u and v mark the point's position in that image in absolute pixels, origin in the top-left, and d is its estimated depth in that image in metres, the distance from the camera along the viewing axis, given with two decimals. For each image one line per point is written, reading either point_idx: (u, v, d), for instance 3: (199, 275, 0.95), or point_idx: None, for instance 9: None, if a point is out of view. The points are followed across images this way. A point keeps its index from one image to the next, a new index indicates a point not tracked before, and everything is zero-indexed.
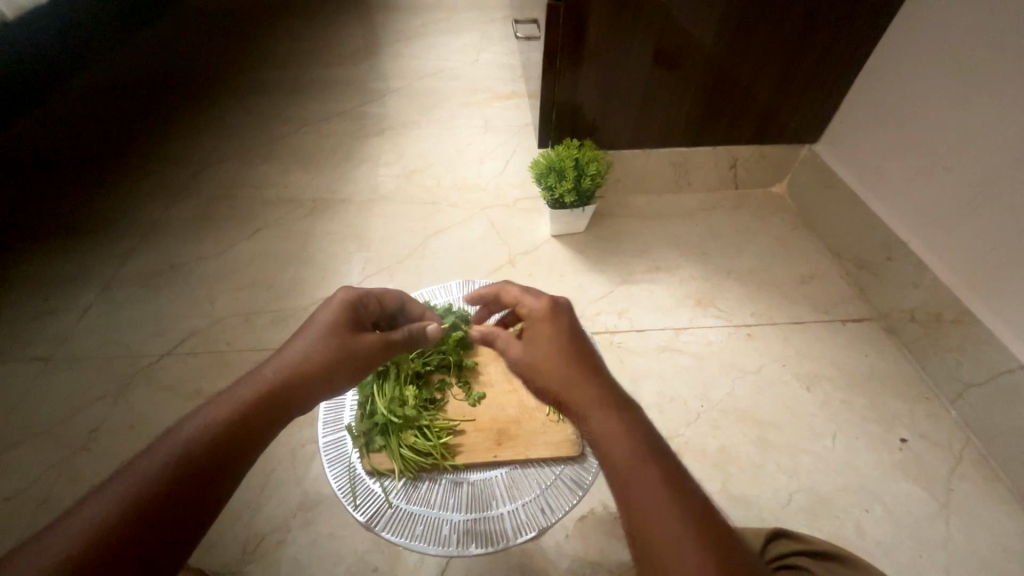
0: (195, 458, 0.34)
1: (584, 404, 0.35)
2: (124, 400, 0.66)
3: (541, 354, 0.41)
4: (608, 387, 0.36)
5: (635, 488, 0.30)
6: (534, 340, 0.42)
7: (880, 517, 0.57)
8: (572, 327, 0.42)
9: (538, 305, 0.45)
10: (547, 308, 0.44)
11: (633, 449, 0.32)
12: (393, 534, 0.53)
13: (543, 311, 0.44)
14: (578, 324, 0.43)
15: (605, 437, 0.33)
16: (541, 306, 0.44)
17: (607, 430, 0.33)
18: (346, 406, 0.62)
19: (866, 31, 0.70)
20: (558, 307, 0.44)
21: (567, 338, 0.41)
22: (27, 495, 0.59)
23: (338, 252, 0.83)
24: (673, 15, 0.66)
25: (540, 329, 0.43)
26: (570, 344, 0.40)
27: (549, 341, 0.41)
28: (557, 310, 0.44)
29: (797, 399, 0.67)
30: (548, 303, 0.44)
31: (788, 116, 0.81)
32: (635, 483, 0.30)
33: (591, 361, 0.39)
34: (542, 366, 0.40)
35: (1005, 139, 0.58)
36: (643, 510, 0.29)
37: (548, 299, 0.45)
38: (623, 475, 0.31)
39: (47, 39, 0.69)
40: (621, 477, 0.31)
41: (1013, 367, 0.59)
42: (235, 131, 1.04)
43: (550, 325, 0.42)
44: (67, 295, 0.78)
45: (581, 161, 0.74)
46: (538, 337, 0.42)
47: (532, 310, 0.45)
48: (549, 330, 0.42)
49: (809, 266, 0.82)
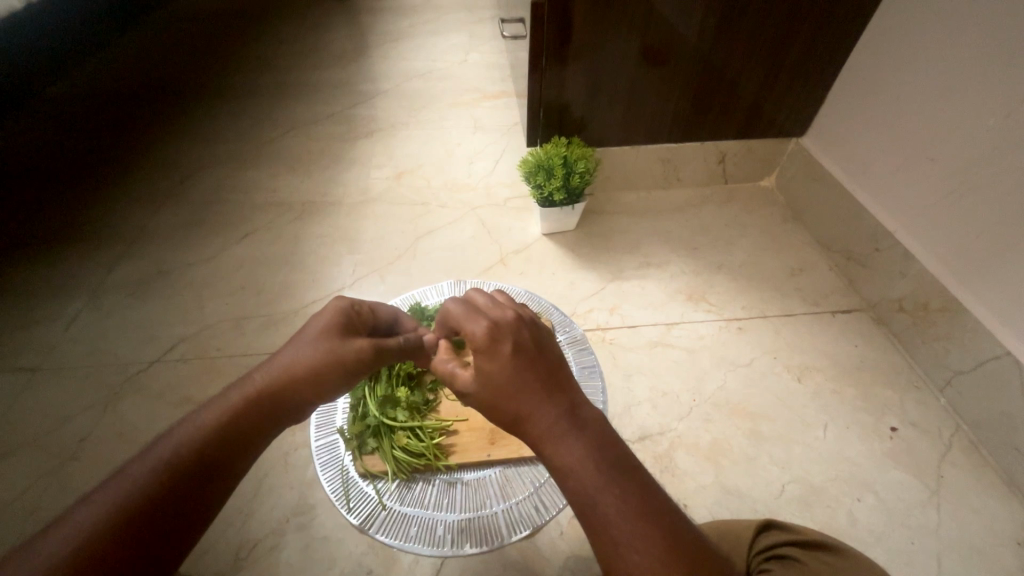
0: (184, 464, 0.34)
1: (549, 447, 0.33)
2: (114, 408, 0.66)
3: (492, 395, 0.35)
4: (572, 421, 0.34)
5: (608, 528, 0.31)
6: (480, 374, 0.36)
7: (872, 506, 0.58)
8: (522, 354, 0.36)
9: (477, 331, 0.37)
10: (486, 327, 0.37)
11: (598, 485, 0.31)
12: (387, 535, 0.54)
13: (485, 339, 0.36)
14: (531, 350, 0.36)
15: (574, 482, 0.32)
16: (481, 332, 0.36)
17: (573, 476, 0.32)
18: (338, 409, 0.63)
19: (849, 24, 0.70)
20: (500, 330, 0.37)
21: (515, 373, 0.35)
22: (17, 504, 0.58)
23: (329, 254, 0.83)
24: (657, 10, 0.66)
25: (483, 362, 0.36)
26: (524, 378, 0.35)
27: (497, 379, 0.35)
28: (499, 336, 0.36)
29: (787, 390, 0.67)
30: (488, 328, 0.37)
31: (775, 110, 0.81)
32: (606, 521, 0.31)
33: (551, 393, 0.35)
34: (494, 407, 0.35)
35: (986, 129, 0.59)
36: (618, 549, 0.30)
37: (488, 322, 0.37)
38: (594, 516, 0.31)
39: (30, 46, 0.69)
40: (591, 516, 0.31)
41: (1000, 353, 0.59)
42: (223, 136, 1.04)
43: (492, 358, 0.36)
44: (55, 305, 0.77)
45: (571, 157, 0.74)
46: (482, 373, 0.36)
47: (471, 336, 0.37)
48: (493, 363, 0.36)
49: (799, 258, 0.82)
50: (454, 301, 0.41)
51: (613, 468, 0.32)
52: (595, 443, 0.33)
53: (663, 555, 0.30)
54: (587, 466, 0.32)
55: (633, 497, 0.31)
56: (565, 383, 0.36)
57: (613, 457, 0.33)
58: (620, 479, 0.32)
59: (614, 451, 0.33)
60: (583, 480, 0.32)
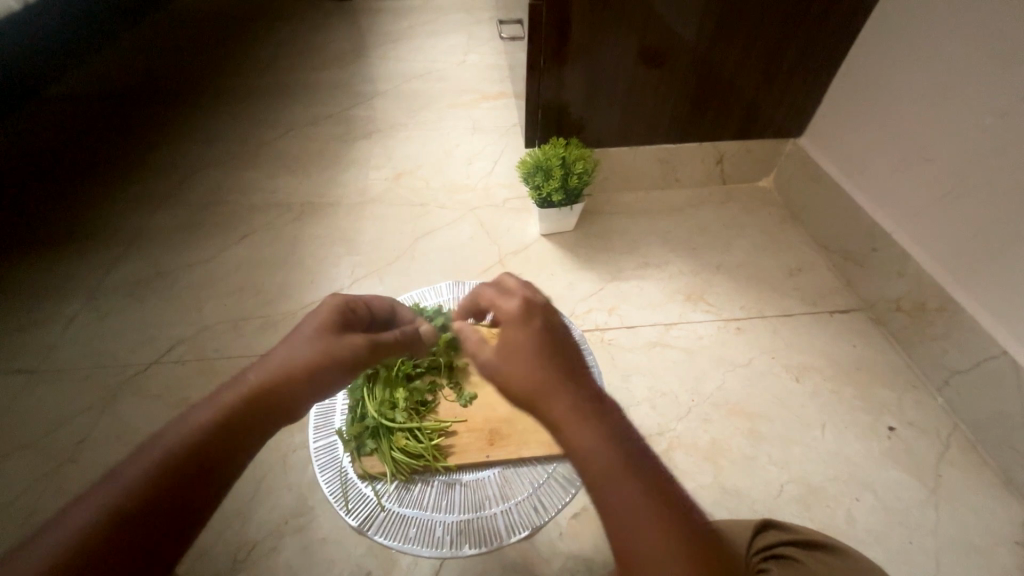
0: (178, 464, 0.34)
1: (569, 423, 0.33)
2: (112, 409, 0.66)
3: (515, 368, 0.35)
4: (592, 402, 0.33)
5: (618, 511, 0.30)
6: (507, 347, 0.36)
7: (870, 505, 0.58)
8: (553, 334, 0.36)
9: (513, 306, 0.38)
10: (524, 304, 0.38)
11: (613, 466, 0.31)
12: (385, 537, 0.53)
13: (520, 314, 0.37)
14: (561, 334, 0.37)
15: (594, 461, 0.31)
16: (517, 307, 0.37)
17: (588, 459, 0.31)
18: (336, 411, 0.63)
19: (847, 24, 0.70)
20: (534, 308, 0.38)
21: (545, 351, 0.35)
22: (15, 506, 0.58)
23: (327, 255, 0.83)
24: (654, 11, 0.66)
25: (513, 335, 0.37)
26: (552, 356, 0.35)
27: (526, 352, 0.35)
28: (534, 314, 0.37)
29: (786, 390, 0.67)
30: (524, 304, 0.38)
31: (772, 110, 0.81)
32: (616, 504, 0.30)
33: (577, 376, 0.35)
34: (515, 380, 0.35)
35: (982, 130, 0.59)
36: (627, 532, 0.30)
37: (524, 299, 0.38)
38: (603, 497, 0.31)
39: (27, 48, 0.69)
40: (603, 495, 0.31)
41: (997, 353, 0.59)
42: (221, 137, 1.04)
43: (525, 330, 0.36)
44: (53, 306, 0.77)
45: (569, 158, 0.74)
46: (510, 345, 0.36)
47: (506, 311, 0.38)
48: (524, 337, 0.36)
49: (797, 258, 0.83)
50: (487, 283, 0.42)
51: (633, 455, 0.32)
52: (614, 427, 0.33)
53: (673, 542, 0.29)
54: (607, 446, 0.32)
55: (648, 483, 0.31)
56: (585, 370, 0.36)
57: (630, 443, 0.33)
58: (633, 465, 0.31)
59: (631, 439, 0.33)
60: (599, 461, 0.31)
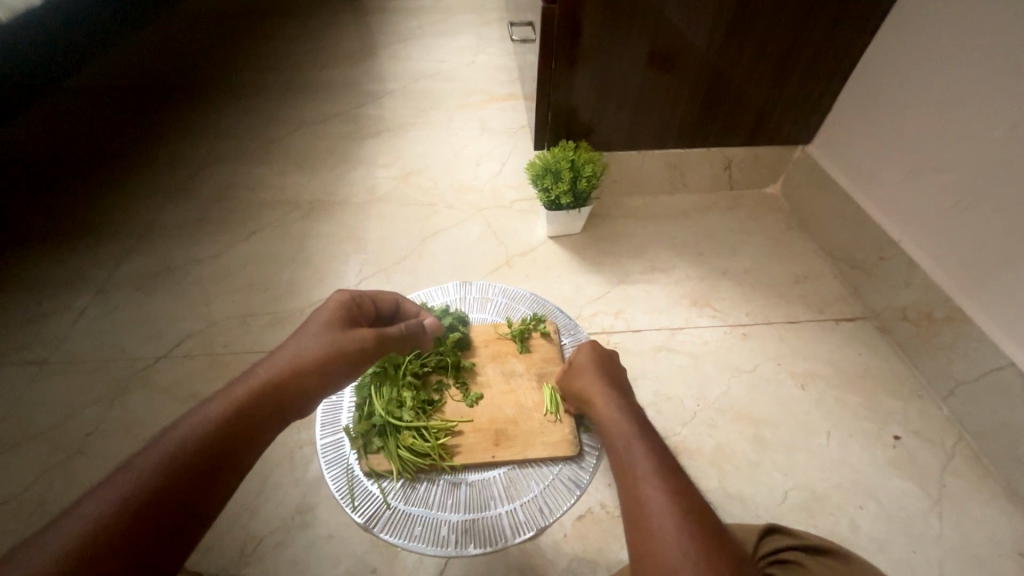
0: (191, 456, 0.35)
1: (603, 406, 0.50)
2: (120, 404, 0.66)
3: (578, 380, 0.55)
4: (639, 428, 0.45)
5: (624, 458, 0.41)
6: (575, 368, 0.57)
7: (875, 514, 0.58)
8: (605, 364, 0.56)
9: (581, 347, 0.59)
10: (587, 346, 0.59)
11: (639, 457, 0.40)
12: (392, 535, 0.54)
13: (585, 350, 0.58)
14: (611, 368, 0.56)
15: (613, 421, 0.47)
16: (583, 347, 0.59)
17: (608, 424, 0.47)
18: (344, 408, 0.64)
19: (857, 32, 0.70)
20: (593, 349, 0.58)
21: (597, 370, 0.55)
22: (23, 498, 0.58)
23: (336, 253, 0.83)
24: (667, 16, 0.66)
25: (579, 359, 0.57)
26: (600, 373, 0.54)
27: (585, 368, 0.56)
28: (595, 352, 0.58)
29: (791, 397, 0.68)
30: (588, 346, 0.59)
31: (781, 117, 0.81)
32: (634, 475, 0.39)
33: (615, 388, 0.52)
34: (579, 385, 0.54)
35: (993, 140, 0.59)
36: (637, 491, 0.37)
37: (589, 344, 0.59)
38: (623, 468, 0.40)
39: (41, 40, 0.69)
40: (626, 472, 0.40)
41: (1003, 364, 0.59)
42: (231, 133, 1.04)
43: (585, 356, 0.57)
44: (62, 299, 0.77)
45: (578, 161, 0.75)
46: (578, 364, 0.57)
47: (578, 351, 0.59)
48: (585, 359, 0.57)
49: (804, 266, 0.83)
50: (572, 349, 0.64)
51: (641, 425, 0.46)
52: (637, 422, 0.46)
53: (658, 475, 0.38)
54: (623, 416, 0.47)
55: (663, 469, 0.39)
56: (626, 391, 0.53)
57: (642, 425, 0.45)
58: (650, 446, 0.42)
59: (654, 437, 0.43)
60: (618, 429, 0.45)
